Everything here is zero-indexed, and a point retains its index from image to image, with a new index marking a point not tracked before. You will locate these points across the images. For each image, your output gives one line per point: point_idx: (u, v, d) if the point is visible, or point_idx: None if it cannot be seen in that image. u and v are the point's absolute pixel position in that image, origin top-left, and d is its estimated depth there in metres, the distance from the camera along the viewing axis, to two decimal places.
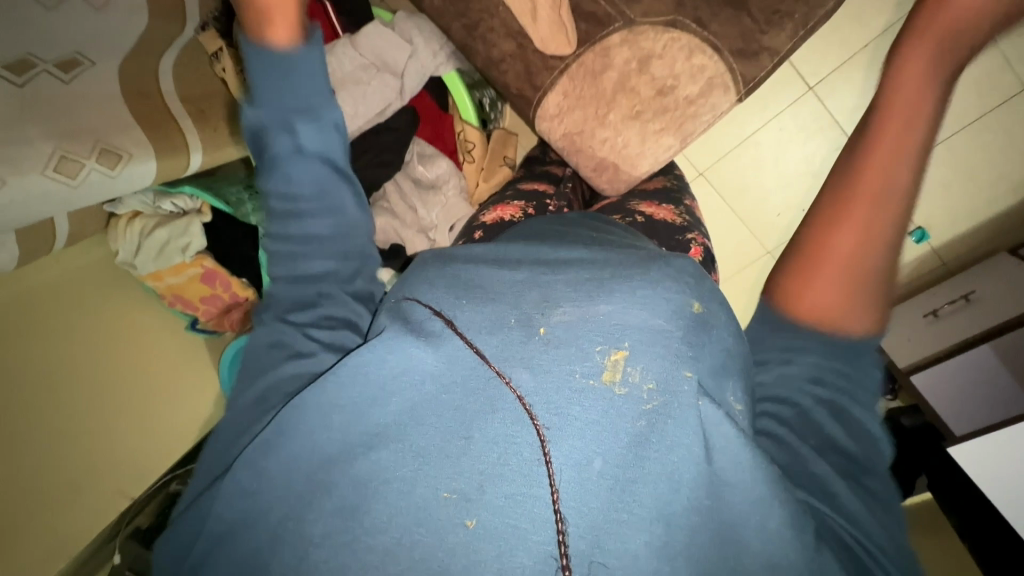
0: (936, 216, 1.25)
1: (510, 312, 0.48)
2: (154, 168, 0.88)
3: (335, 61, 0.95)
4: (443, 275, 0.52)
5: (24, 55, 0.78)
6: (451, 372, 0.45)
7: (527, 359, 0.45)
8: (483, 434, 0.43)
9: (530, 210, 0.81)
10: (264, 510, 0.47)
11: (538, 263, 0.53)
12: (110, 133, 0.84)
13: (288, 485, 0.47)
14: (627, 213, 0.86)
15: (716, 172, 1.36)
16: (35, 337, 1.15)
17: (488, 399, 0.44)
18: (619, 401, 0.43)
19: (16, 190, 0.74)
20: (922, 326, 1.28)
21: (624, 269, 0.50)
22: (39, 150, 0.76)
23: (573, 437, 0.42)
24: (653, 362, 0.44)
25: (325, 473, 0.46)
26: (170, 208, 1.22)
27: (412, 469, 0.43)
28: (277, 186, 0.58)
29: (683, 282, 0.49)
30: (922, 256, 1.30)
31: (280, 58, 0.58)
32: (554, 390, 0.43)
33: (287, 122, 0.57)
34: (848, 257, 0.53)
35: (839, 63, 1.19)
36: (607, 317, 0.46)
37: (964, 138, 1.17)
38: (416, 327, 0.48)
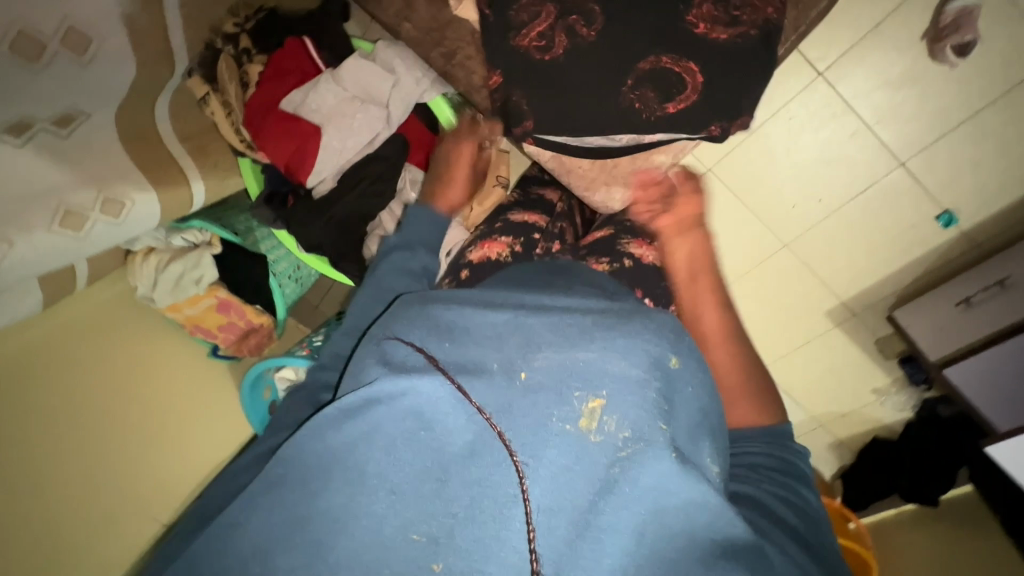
0: (962, 198, 1.18)
1: (493, 357, 0.48)
2: (157, 211, 0.94)
3: (318, 97, 0.94)
4: (425, 316, 0.52)
5: (20, 117, 0.73)
6: (431, 411, 0.45)
7: (506, 404, 0.45)
8: (459, 477, 0.43)
9: (518, 249, 0.80)
10: (235, 543, 0.46)
11: (520, 305, 0.53)
12: (110, 180, 0.86)
13: (259, 525, 0.46)
14: (615, 256, 0.87)
15: (724, 167, 1.33)
16: (68, 372, 1.20)
17: (468, 442, 0.44)
18: (593, 450, 0.43)
19: (24, 248, 0.77)
20: (950, 316, 1.19)
21: (608, 318, 0.51)
22: (44, 206, 0.79)
23: (547, 478, 0.42)
24: (628, 410, 0.45)
25: (296, 505, 0.45)
26: (180, 243, 1.23)
27: (384, 505, 0.43)
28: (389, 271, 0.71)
29: (662, 337, 0.50)
30: (952, 239, 1.23)
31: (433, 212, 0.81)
32: (532, 430, 0.44)
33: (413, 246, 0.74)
34: (731, 378, 0.68)
35: (849, 45, 1.12)
36: (586, 364, 0.46)
37: (991, 114, 1.08)
38: (403, 367, 0.48)
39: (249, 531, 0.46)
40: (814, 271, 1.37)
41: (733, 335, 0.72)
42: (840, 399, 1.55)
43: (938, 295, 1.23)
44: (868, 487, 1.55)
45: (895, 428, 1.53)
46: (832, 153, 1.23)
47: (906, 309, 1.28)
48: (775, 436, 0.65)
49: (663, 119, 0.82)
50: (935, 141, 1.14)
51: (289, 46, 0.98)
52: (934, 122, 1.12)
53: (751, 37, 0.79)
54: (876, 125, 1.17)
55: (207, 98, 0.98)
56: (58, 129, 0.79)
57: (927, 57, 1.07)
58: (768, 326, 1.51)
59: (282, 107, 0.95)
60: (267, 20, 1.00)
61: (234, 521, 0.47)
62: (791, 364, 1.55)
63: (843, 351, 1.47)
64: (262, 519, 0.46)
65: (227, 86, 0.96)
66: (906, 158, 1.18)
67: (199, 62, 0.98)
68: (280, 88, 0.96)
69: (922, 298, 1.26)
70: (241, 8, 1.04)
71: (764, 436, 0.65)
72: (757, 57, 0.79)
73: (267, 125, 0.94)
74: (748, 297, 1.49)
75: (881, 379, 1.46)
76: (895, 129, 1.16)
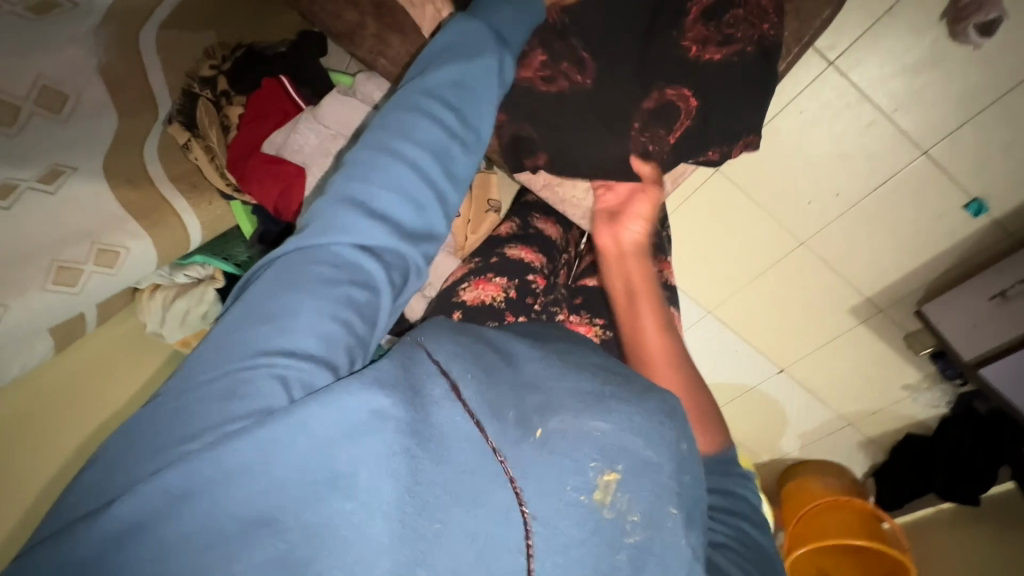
0: (992, 184, 1.11)
1: (509, 407, 0.43)
2: (153, 257, 0.92)
3: (301, 138, 0.93)
4: (456, 341, 0.47)
5: (4, 178, 0.73)
6: (452, 441, 0.40)
7: (522, 459, 0.40)
8: (461, 525, 0.38)
9: (512, 295, 0.75)
10: (166, 541, 0.35)
11: (539, 360, 0.48)
12: (103, 229, 0.85)
13: (205, 520, 0.36)
14: (608, 318, 0.83)
15: (734, 166, 1.26)
16: (57, 413, 0.92)
17: (484, 484, 0.39)
18: (604, 529, 0.39)
19: (20, 310, 0.77)
20: (983, 309, 1.12)
21: (625, 388, 0.47)
22: (36, 265, 0.78)
23: (556, 550, 0.38)
24: (641, 493, 0.42)
25: (268, 502, 0.36)
26: (183, 280, 1.08)
27: (383, 532, 0.36)
28: (381, 154, 0.52)
29: (674, 421, 0.47)
30: (982, 228, 1.16)
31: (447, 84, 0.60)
32: (545, 494, 0.39)
33: (418, 124, 0.55)
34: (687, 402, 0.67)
35: (860, 32, 1.05)
36: (604, 435, 0.42)
37: (1018, 95, 1.02)
38: (427, 401, 0.41)
39: (200, 518, 0.36)
40: (836, 268, 1.31)
41: (678, 362, 0.72)
42: (869, 396, 1.48)
43: (970, 287, 1.15)
44: (902, 486, 1.48)
45: (930, 424, 1.46)
46: (849, 146, 1.16)
47: (935, 304, 1.19)
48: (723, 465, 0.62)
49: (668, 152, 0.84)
50: (959, 126, 1.07)
51: (267, 86, 0.98)
52: (957, 105, 1.06)
53: (748, 53, 0.79)
54: (894, 113, 1.10)
55: (189, 143, 0.96)
56: (45, 184, 0.79)
57: (946, 39, 1.01)
58: (791, 327, 1.44)
59: (264, 150, 0.94)
60: (245, 58, 1.00)
61: (162, 499, 0.36)
62: (816, 365, 1.48)
63: (869, 349, 1.40)
64: (225, 506, 0.36)
65: (209, 132, 0.95)
66: (930, 145, 1.10)
67: (178, 109, 0.96)
68: (261, 131, 0.95)
69: (949, 292, 1.18)
70: (217, 48, 1.02)
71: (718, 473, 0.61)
72: (759, 68, 0.80)
73: (251, 167, 0.91)
74: (768, 299, 1.41)
75: (912, 375, 1.40)
76: (914, 115, 1.09)
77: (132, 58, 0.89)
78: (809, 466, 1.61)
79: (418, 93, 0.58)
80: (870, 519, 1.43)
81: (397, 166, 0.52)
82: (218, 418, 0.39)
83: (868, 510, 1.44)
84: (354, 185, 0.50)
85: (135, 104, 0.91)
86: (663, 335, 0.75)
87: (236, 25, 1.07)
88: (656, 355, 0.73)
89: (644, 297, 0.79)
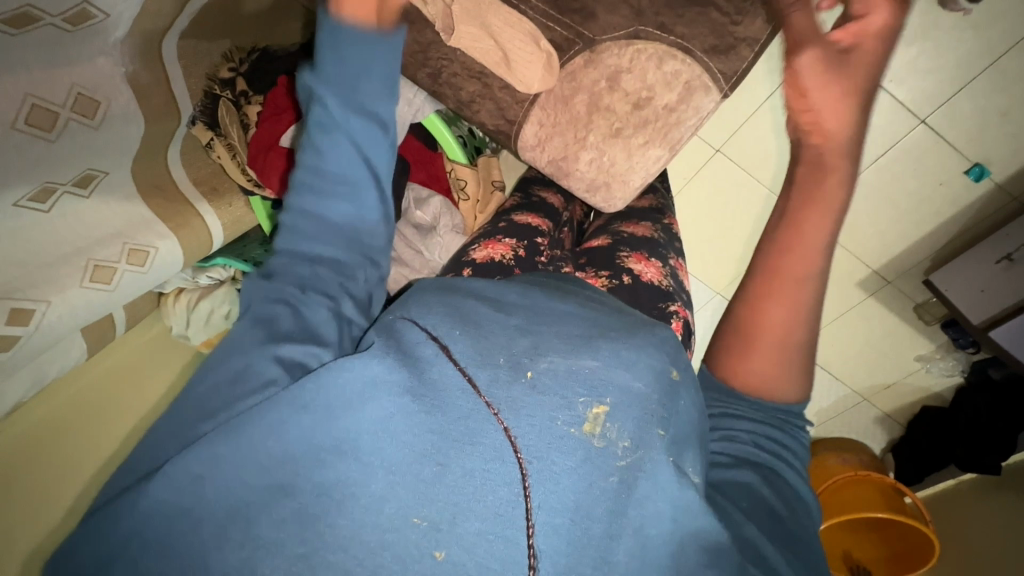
0: (992, 149, 1.12)
1: (500, 351, 0.44)
2: (180, 254, 0.95)
3: None
4: (442, 300, 0.48)
5: (42, 184, 0.78)
6: (438, 400, 0.41)
7: (514, 401, 0.41)
8: (459, 466, 0.39)
9: (522, 253, 0.77)
10: (209, 500, 0.41)
11: (531, 307, 0.49)
12: (133, 230, 0.89)
13: (231, 481, 0.41)
14: (613, 270, 0.78)
15: (734, 146, 1.29)
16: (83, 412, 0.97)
17: (472, 430, 0.40)
18: (595, 455, 0.40)
19: (60, 306, 0.81)
20: (991, 273, 1.12)
21: (613, 329, 0.48)
22: (74, 264, 0.83)
23: (549, 481, 0.39)
24: (630, 420, 0.42)
25: (277, 469, 0.41)
26: (206, 282, 1.11)
27: (382, 486, 0.39)
28: (306, 208, 0.53)
29: (664, 350, 0.48)
30: (985, 193, 1.17)
31: (339, 124, 0.52)
32: (538, 433, 0.40)
33: (331, 179, 0.53)
34: (778, 336, 0.54)
35: None
36: (592, 371, 0.43)
37: (1015, 57, 1.03)
38: (418, 361, 0.43)
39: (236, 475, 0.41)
40: (841, 241, 1.32)
41: (808, 295, 0.54)
42: (882, 369, 1.48)
43: (977, 255, 1.16)
44: (920, 458, 1.47)
45: (946, 395, 1.46)
46: None
47: (941, 273, 1.21)
48: (785, 413, 0.56)
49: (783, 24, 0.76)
50: (956, 93, 1.09)
51: (281, 82, 1.02)
52: (953, 73, 1.07)
53: None
54: (890, 84, 1.12)
55: (212, 142, 1.01)
56: (80, 189, 0.84)
57: (937, 7, 1.03)
58: None
59: (282, 142, 0.96)
60: (260, 59, 1.07)
61: (192, 476, 0.41)
62: (827, 340, 1.48)
63: (879, 322, 1.41)
64: (245, 462, 0.41)
65: (230, 131, 1.00)
66: (928, 114, 1.12)
67: (201, 110, 1.02)
68: (277, 125, 0.98)
69: (956, 260, 1.19)
70: (234, 51, 1.07)
71: (762, 408, 0.56)
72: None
73: (269, 160, 0.96)
74: None
75: (925, 345, 1.40)
76: (911, 86, 1.11)
77: (154, 68, 0.94)
78: (827, 443, 1.59)
79: (323, 139, 0.52)
80: (890, 493, 1.40)
81: (331, 211, 0.53)
82: (238, 399, 0.46)
83: (887, 484, 1.40)
84: (296, 231, 0.53)
85: (158, 112, 0.96)
86: (817, 249, 0.54)
87: (249, 32, 1.13)
88: (788, 271, 0.54)
89: (818, 199, 0.54)
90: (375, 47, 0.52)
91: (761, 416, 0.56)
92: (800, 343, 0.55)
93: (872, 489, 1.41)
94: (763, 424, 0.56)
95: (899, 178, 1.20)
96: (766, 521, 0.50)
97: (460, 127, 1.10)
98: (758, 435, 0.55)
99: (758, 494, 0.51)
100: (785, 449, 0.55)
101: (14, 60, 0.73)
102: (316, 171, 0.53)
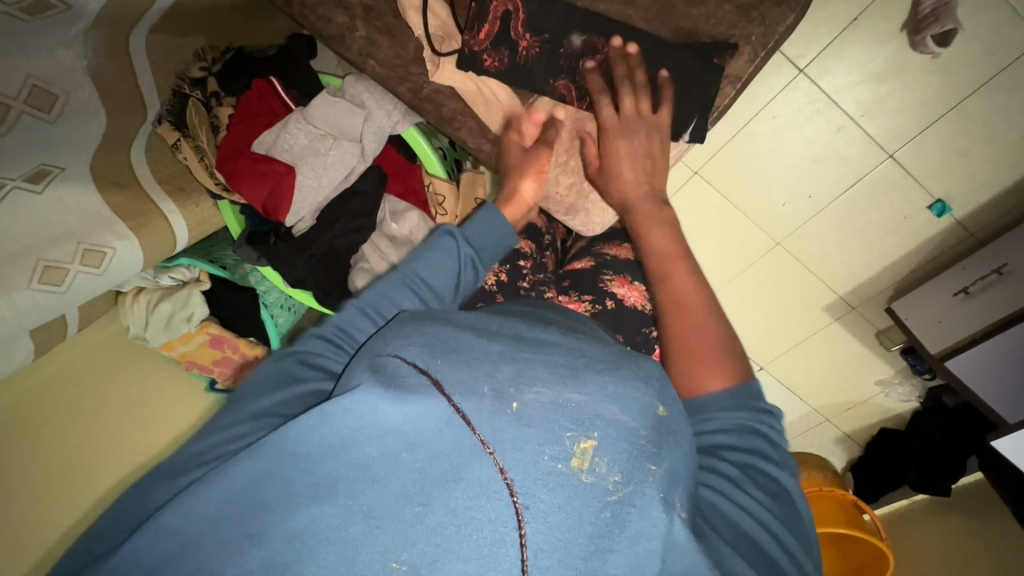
0: (953, 187, 1.16)
1: (483, 380, 0.41)
2: (140, 258, 0.91)
3: (289, 137, 0.93)
4: (420, 330, 0.44)
5: None
6: (417, 432, 0.38)
7: (501, 435, 0.38)
8: (444, 503, 0.37)
9: (504, 280, 0.79)
10: (164, 543, 0.40)
11: (516, 339, 0.45)
12: (90, 230, 0.85)
13: (204, 528, 0.40)
14: (596, 295, 0.80)
15: (711, 169, 1.31)
16: (40, 411, 0.94)
17: (449, 465, 0.38)
18: (585, 492, 0.38)
19: (5, 309, 0.76)
20: (949, 305, 1.16)
21: (600, 358, 0.45)
22: (22, 264, 0.77)
23: (536, 521, 0.36)
24: (621, 453, 0.40)
25: (250, 520, 0.39)
26: (169, 282, 1.05)
27: (360, 530, 0.37)
28: (372, 306, 0.55)
29: (650, 384, 0.44)
30: (946, 228, 1.21)
31: (435, 262, 0.58)
32: (524, 466, 0.38)
33: (411, 287, 0.56)
34: (696, 336, 0.59)
35: (828, 40, 1.10)
36: (579, 406, 0.40)
37: (977, 101, 1.07)
38: (402, 390, 0.39)
39: (206, 522, 0.40)
40: (810, 267, 1.36)
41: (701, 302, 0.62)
42: (844, 390, 1.53)
43: (937, 285, 1.20)
44: (878, 477, 1.51)
45: (903, 418, 1.50)
46: (819, 150, 1.21)
47: (902, 303, 1.25)
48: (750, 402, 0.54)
49: (736, 86, 0.81)
50: (923, 131, 1.13)
51: (257, 87, 0.99)
52: (921, 112, 1.11)
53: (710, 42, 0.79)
54: (861, 118, 1.15)
55: (178, 144, 0.94)
56: (34, 184, 0.79)
57: (908, 48, 1.06)
58: (769, 323, 1.49)
59: (253, 149, 0.94)
60: (234, 60, 1.02)
61: (169, 528, 0.40)
62: (792, 361, 1.53)
63: (843, 345, 1.45)
64: (219, 501, 0.40)
65: (199, 132, 0.95)
66: (894, 149, 1.16)
67: (167, 109, 0.95)
68: (250, 131, 0.96)
69: (916, 291, 1.24)
70: (207, 50, 1.03)
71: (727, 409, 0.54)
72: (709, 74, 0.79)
73: (240, 166, 0.92)
74: (744, 296, 1.48)
75: (886, 370, 1.44)
76: (880, 122, 1.14)
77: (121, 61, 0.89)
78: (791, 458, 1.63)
79: (436, 258, 0.58)
80: (849, 509, 1.42)
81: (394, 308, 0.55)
82: (217, 451, 0.45)
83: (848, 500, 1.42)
84: (352, 322, 0.54)
85: (122, 106, 0.91)
86: (691, 269, 0.64)
87: (226, 30, 1.09)
88: (675, 281, 0.63)
89: (658, 228, 0.68)
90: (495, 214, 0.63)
91: (732, 422, 0.53)
92: (719, 336, 0.59)
93: (833, 504, 1.43)
94: (736, 435, 0.52)
95: (863, 212, 1.25)
96: (751, 552, 0.45)
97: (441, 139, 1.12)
98: (737, 448, 0.51)
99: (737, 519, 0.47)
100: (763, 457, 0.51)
101: None
102: (417, 280, 0.57)
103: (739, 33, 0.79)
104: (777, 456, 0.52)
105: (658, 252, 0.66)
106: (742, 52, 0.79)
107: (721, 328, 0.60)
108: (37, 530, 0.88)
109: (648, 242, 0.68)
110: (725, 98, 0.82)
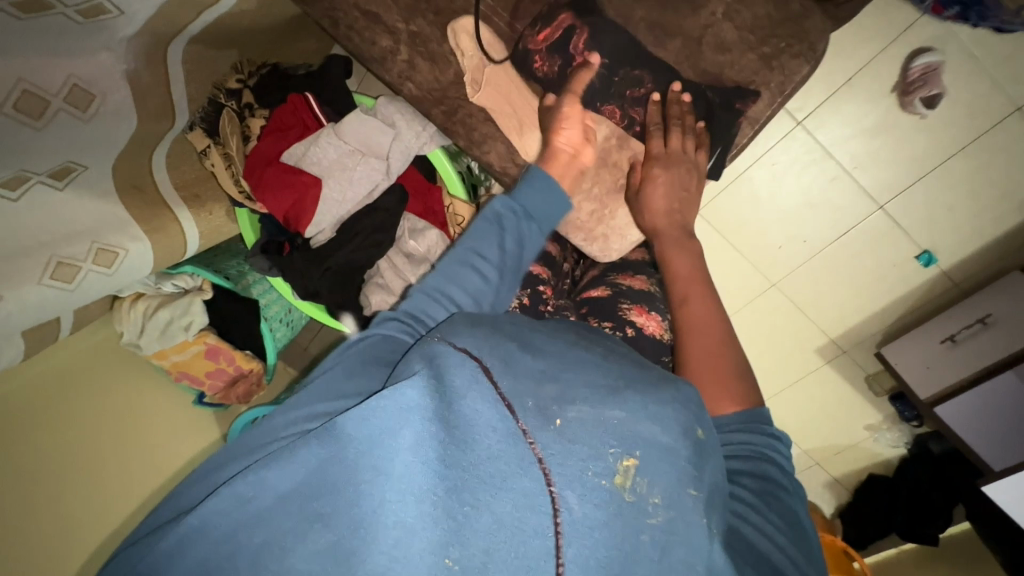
0: (939, 241, 1.23)
1: (527, 395, 0.41)
2: (150, 260, 0.92)
3: (320, 150, 0.96)
4: (473, 331, 0.46)
5: (17, 171, 0.74)
6: (470, 428, 0.39)
7: (546, 448, 0.39)
8: (491, 508, 0.36)
9: (526, 303, 0.83)
10: (216, 524, 0.41)
11: (562, 356, 0.46)
12: (105, 229, 0.86)
13: (260, 510, 0.40)
14: (616, 322, 0.83)
15: (712, 211, 1.38)
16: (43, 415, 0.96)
17: (508, 464, 0.38)
18: (626, 509, 0.38)
19: (12, 303, 0.76)
20: (936, 352, 1.20)
21: (644, 380, 0.46)
22: (35, 259, 0.78)
23: (581, 536, 0.36)
24: (661, 474, 0.41)
25: (310, 500, 0.39)
26: (171, 289, 1.04)
27: (415, 518, 0.37)
28: (434, 286, 0.56)
29: (690, 410, 0.46)
30: (932, 278, 1.27)
31: (491, 237, 0.59)
32: (571, 475, 0.38)
33: (470, 265, 0.57)
34: (711, 360, 0.63)
35: (826, 96, 1.18)
36: (621, 423, 0.41)
37: (962, 160, 1.14)
38: (454, 387, 0.40)
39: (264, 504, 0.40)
40: (803, 309, 1.41)
41: (718, 331, 0.66)
42: (834, 434, 1.55)
43: (924, 332, 1.24)
44: (867, 524, 1.52)
45: (892, 464, 1.52)
46: (814, 197, 1.28)
47: (892, 347, 1.28)
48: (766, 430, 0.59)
49: (752, 128, 0.86)
50: (913, 183, 1.19)
51: (292, 100, 1.02)
52: (911, 168, 1.18)
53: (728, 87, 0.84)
54: (854, 170, 1.22)
55: (208, 150, 0.99)
56: (57, 180, 0.80)
57: (898, 108, 1.14)
58: (763, 364, 1.52)
59: (282, 160, 0.98)
60: (271, 75, 1.05)
61: (239, 498, 0.41)
62: (786, 402, 1.56)
63: (833, 388, 1.48)
64: (273, 483, 0.40)
65: (229, 140, 0.98)
66: (886, 201, 1.23)
67: (201, 117, 1.00)
68: (280, 142, 0.98)
69: (906, 337, 1.27)
70: (245, 64, 1.08)
71: (747, 432, 0.57)
72: (727, 116, 0.84)
73: (268, 175, 0.95)
74: (745, 334, 1.50)
75: (875, 415, 1.47)
76: (872, 174, 1.21)
77: (157, 68, 0.91)
78: None
79: (494, 233, 0.59)
80: (838, 555, 1.41)
81: (456, 290, 0.56)
82: (279, 436, 0.46)
83: (837, 546, 1.41)
84: (417, 305, 0.55)
85: (151, 111, 0.93)
86: (710, 298, 0.70)
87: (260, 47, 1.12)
88: (696, 308, 0.68)
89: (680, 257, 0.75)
90: (547, 186, 0.63)
91: (745, 442, 0.57)
92: (731, 366, 0.63)
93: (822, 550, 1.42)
94: (756, 459, 0.56)
95: (857, 259, 1.30)
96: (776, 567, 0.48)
97: (461, 161, 1.12)
98: (756, 469, 0.55)
99: (762, 539, 0.49)
100: (776, 480, 0.55)
101: (13, 41, 0.69)
102: (477, 261, 0.58)
103: (760, 81, 0.84)
104: (786, 482, 0.56)
105: (683, 278, 0.72)
106: (760, 98, 0.84)
107: (736, 356, 0.64)
108: (60, 525, 0.91)
109: (674, 269, 0.74)
110: (740, 139, 0.87)
